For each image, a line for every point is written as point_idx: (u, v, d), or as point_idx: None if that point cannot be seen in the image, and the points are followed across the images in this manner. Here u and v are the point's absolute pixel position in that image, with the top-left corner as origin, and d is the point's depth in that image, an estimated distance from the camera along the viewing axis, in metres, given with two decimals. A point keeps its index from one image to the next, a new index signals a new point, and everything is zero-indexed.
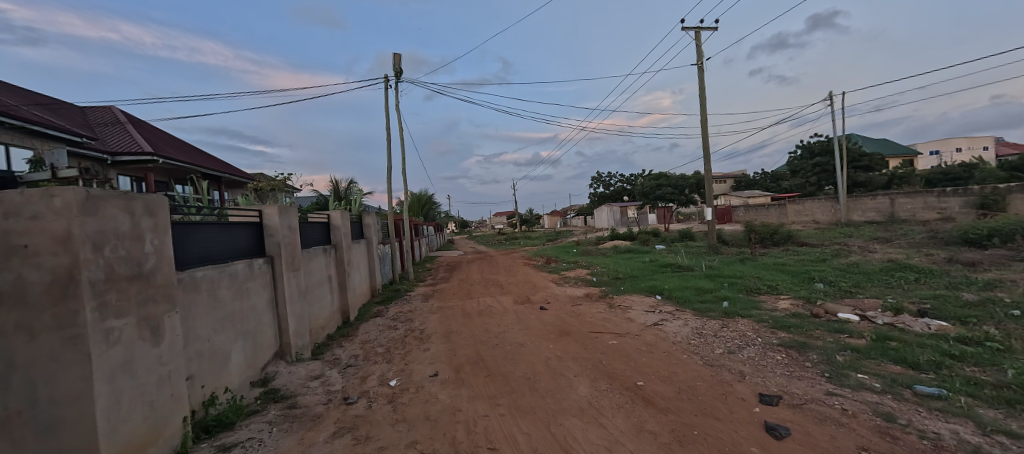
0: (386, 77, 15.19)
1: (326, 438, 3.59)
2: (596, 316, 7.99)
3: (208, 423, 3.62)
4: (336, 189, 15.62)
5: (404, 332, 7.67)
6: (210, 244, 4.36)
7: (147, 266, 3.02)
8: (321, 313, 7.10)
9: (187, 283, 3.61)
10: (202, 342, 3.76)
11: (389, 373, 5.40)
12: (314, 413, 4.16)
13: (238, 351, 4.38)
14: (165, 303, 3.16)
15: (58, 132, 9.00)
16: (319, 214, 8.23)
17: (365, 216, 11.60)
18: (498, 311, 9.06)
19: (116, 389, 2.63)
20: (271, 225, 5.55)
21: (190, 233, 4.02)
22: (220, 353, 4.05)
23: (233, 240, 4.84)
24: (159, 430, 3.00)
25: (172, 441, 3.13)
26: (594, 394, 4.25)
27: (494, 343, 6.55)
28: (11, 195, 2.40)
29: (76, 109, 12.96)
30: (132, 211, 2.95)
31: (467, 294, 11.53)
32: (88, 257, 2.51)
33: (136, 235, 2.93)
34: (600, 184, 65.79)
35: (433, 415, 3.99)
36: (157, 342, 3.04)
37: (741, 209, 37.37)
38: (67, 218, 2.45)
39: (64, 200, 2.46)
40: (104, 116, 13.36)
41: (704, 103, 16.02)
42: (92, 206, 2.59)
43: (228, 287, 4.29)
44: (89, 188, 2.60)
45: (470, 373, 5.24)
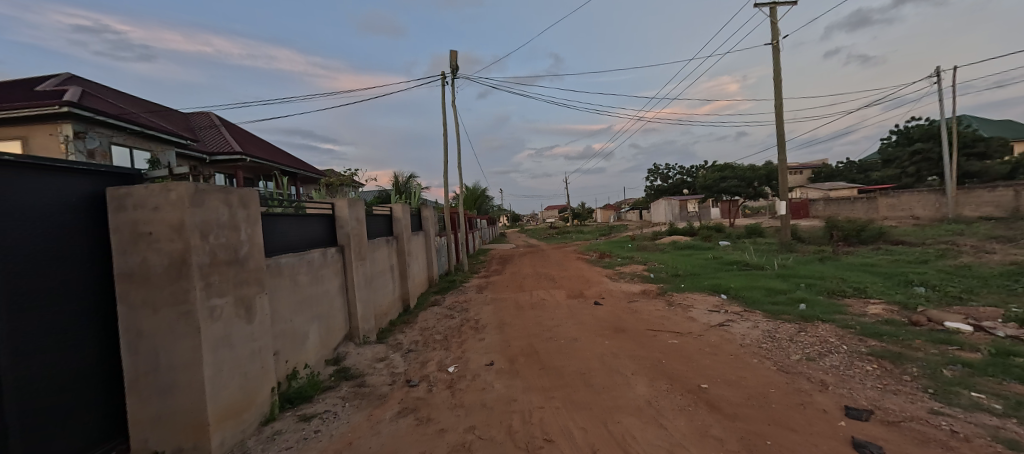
0: (443, 75, 15.64)
1: (392, 416, 3.83)
2: (653, 314, 7.68)
3: (290, 394, 4.02)
4: (397, 183, 16.42)
5: (460, 322, 7.92)
6: (290, 235, 4.77)
7: (242, 252, 3.38)
8: (384, 300, 7.53)
9: (273, 268, 4.02)
10: (285, 322, 4.17)
11: (447, 360, 5.62)
12: (380, 393, 4.45)
13: (314, 332, 4.79)
14: (256, 285, 3.54)
15: (168, 136, 10.46)
16: (383, 207, 8.71)
17: (424, 209, 12.06)
18: (551, 305, 9.05)
19: (218, 359, 3.00)
20: (342, 216, 5.97)
21: (274, 224, 4.46)
22: (300, 333, 4.47)
23: (310, 231, 5.28)
24: (252, 397, 3.38)
25: (263, 408, 3.51)
26: (654, 394, 4.10)
27: (548, 337, 6.55)
28: (140, 190, 2.84)
29: (182, 115, 14.91)
30: (230, 204, 3.31)
31: (519, 287, 11.63)
32: (196, 244, 2.87)
33: (233, 225, 3.30)
34: (658, 176, 62.86)
35: (489, 403, 4.09)
36: (250, 320, 3.42)
37: (821, 203, 33.79)
38: (180, 209, 2.82)
39: (177, 194, 2.83)
40: (204, 120, 15.23)
41: (779, 86, 14.67)
42: (199, 198, 2.95)
43: (305, 273, 4.70)
44: (197, 182, 2.97)
45: (525, 364, 5.30)
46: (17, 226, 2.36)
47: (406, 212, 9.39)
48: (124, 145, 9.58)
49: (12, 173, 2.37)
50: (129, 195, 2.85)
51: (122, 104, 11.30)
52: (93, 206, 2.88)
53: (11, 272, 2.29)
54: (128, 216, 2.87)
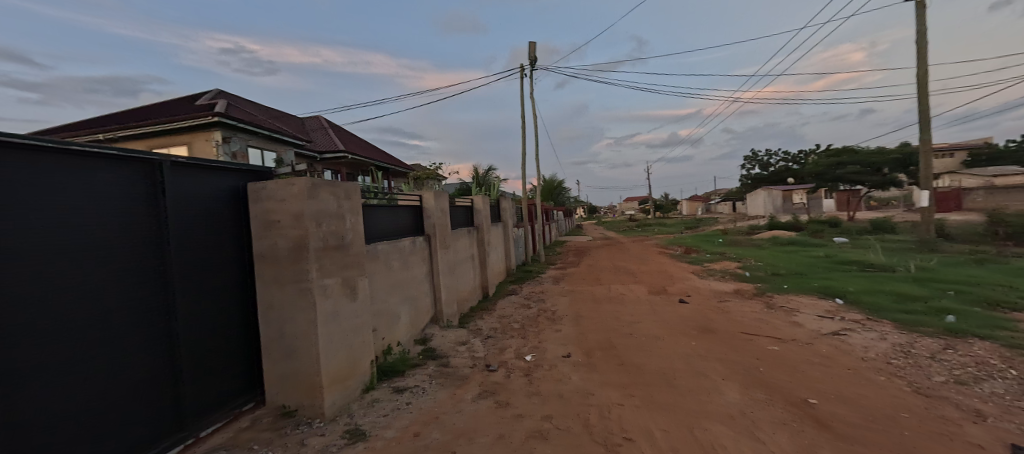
0: (522, 67, 15.74)
1: (473, 397, 4.04)
2: (748, 316, 6.97)
3: (386, 367, 4.46)
4: (477, 176, 17.05)
5: (537, 312, 8.02)
6: (384, 224, 5.24)
7: (346, 238, 3.80)
8: (465, 287, 7.92)
9: (371, 253, 4.46)
10: (381, 302, 4.62)
11: (524, 348, 5.74)
12: (462, 374, 4.72)
13: (405, 313, 5.23)
14: (358, 268, 3.97)
15: (289, 138, 12.21)
16: (464, 199, 9.13)
17: (503, 200, 12.36)
18: (630, 300, 8.71)
19: (329, 332, 3.44)
20: (428, 207, 6.38)
21: (372, 214, 4.93)
22: (394, 313, 4.92)
23: (401, 221, 5.73)
24: (355, 366, 3.83)
25: (364, 377, 3.96)
26: (748, 403, 3.74)
27: (627, 333, 6.32)
28: (270, 184, 3.36)
29: (298, 120, 17.17)
30: (337, 196, 3.73)
31: (596, 280, 11.39)
32: (312, 230, 3.30)
33: (340, 214, 3.73)
34: (756, 163, 56.38)
35: (566, 394, 4.10)
36: (354, 299, 3.85)
37: (980, 192, 27.36)
38: (299, 200, 3.27)
39: (297, 187, 3.28)
40: (315, 123, 17.36)
41: (923, 50, 12.10)
42: (314, 191, 3.38)
43: (397, 259, 5.13)
44: (313, 177, 3.39)
45: (602, 359, 5.20)
46: (185, 214, 2.98)
47: (485, 204, 9.71)
48: (257, 146, 11.47)
49: (182, 172, 2.99)
50: (262, 188, 3.39)
51: (255, 112, 13.37)
52: (239, 199, 3.50)
53: (181, 250, 2.90)
54: (262, 207, 3.41)
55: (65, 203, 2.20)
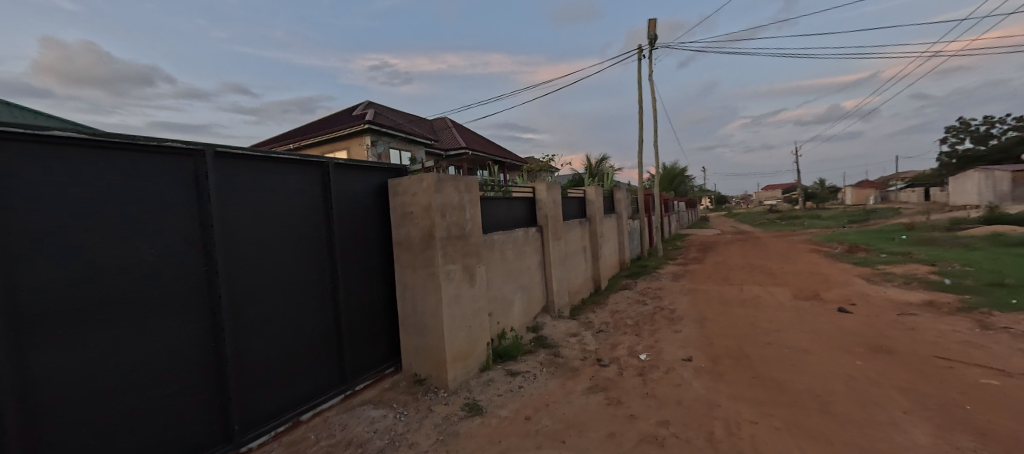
0: (641, 48, 14.73)
1: (583, 390, 4.02)
2: (945, 336, 5.40)
3: (500, 350, 4.72)
4: (590, 166, 16.69)
5: (654, 310, 7.54)
6: (500, 215, 5.51)
7: (467, 228, 4.10)
8: (576, 279, 7.88)
9: (488, 243, 4.75)
10: (497, 289, 4.89)
11: (639, 347, 5.46)
12: (573, 365, 4.73)
13: (518, 300, 5.45)
14: (477, 256, 4.26)
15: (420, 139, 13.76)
16: (577, 190, 9.03)
17: (617, 191, 11.86)
18: (769, 304, 7.55)
19: (453, 313, 3.80)
20: (541, 199, 6.47)
21: (489, 206, 5.24)
22: (508, 300, 5.17)
23: (515, 212, 5.96)
24: (475, 347, 4.15)
25: (482, 358, 4.26)
26: (941, 448, 2.91)
27: (764, 342, 5.50)
28: (406, 180, 3.83)
29: (428, 122, 19.17)
30: (459, 189, 4.05)
31: (725, 279, 10.16)
32: (438, 221, 3.66)
33: (462, 206, 4.04)
34: (963, 137, 42.90)
35: (686, 402, 3.77)
36: (473, 285, 4.16)
37: None
38: (428, 194, 3.66)
39: (427, 182, 3.66)
40: (441, 124, 19.17)
41: None
42: (440, 186, 3.73)
43: (512, 248, 5.35)
44: (438, 172, 3.75)
45: (731, 368, 4.63)
46: (344, 208, 3.65)
47: (599, 195, 9.45)
48: (397, 147, 13.52)
49: (342, 173, 3.66)
50: (399, 184, 3.89)
51: (394, 118, 15.40)
52: (383, 193, 4.08)
53: (341, 237, 3.60)
54: (399, 200, 3.90)
55: (262, 203, 3.02)
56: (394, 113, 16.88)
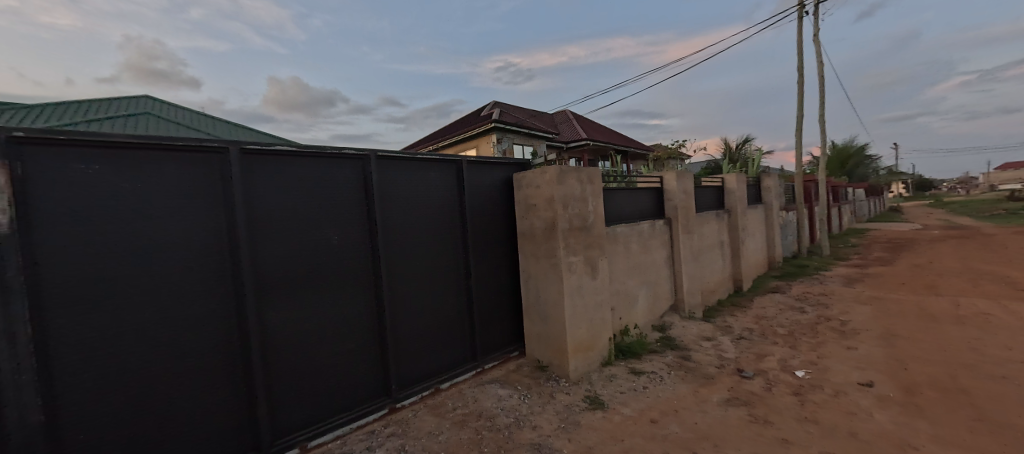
0: (800, 6, 12.30)
1: (720, 401, 3.62)
2: None
3: (623, 347, 4.56)
4: (729, 151, 14.74)
5: (814, 319, 6.32)
6: (624, 207, 5.28)
7: (589, 220, 4.05)
8: (711, 277, 7.09)
9: (611, 236, 4.61)
10: (620, 283, 4.73)
11: (794, 361, 4.65)
12: (707, 372, 4.29)
13: (643, 297, 5.17)
14: (600, 249, 4.17)
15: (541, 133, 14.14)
16: (713, 178, 8.08)
17: (765, 178, 10.23)
18: (1002, 325, 5.60)
19: (574, 304, 3.82)
20: (670, 189, 5.97)
21: (612, 197, 5.08)
22: (632, 295, 4.95)
23: (641, 204, 5.63)
24: (596, 340, 4.10)
25: (603, 352, 4.19)
26: None
27: (991, 375, 4.12)
28: (529, 173, 3.97)
29: (548, 116, 19.49)
30: (581, 181, 4.00)
31: (925, 288, 7.90)
32: (560, 213, 3.71)
33: (584, 198, 4.00)
34: None
35: (862, 435, 3.09)
36: (595, 277, 4.10)
37: None
38: (551, 186, 3.73)
39: (550, 175, 3.73)
40: (561, 117, 19.29)
41: None
42: (562, 178, 3.77)
43: (636, 242, 5.09)
44: (561, 164, 3.78)
45: (934, 403, 3.60)
46: (475, 201, 3.98)
47: (741, 183, 8.29)
48: (520, 143, 14.12)
49: (473, 169, 4.00)
50: (523, 177, 4.05)
51: (517, 115, 16.11)
52: (508, 186, 4.30)
53: (473, 228, 3.94)
54: (523, 192, 4.07)
55: (411, 197, 3.52)
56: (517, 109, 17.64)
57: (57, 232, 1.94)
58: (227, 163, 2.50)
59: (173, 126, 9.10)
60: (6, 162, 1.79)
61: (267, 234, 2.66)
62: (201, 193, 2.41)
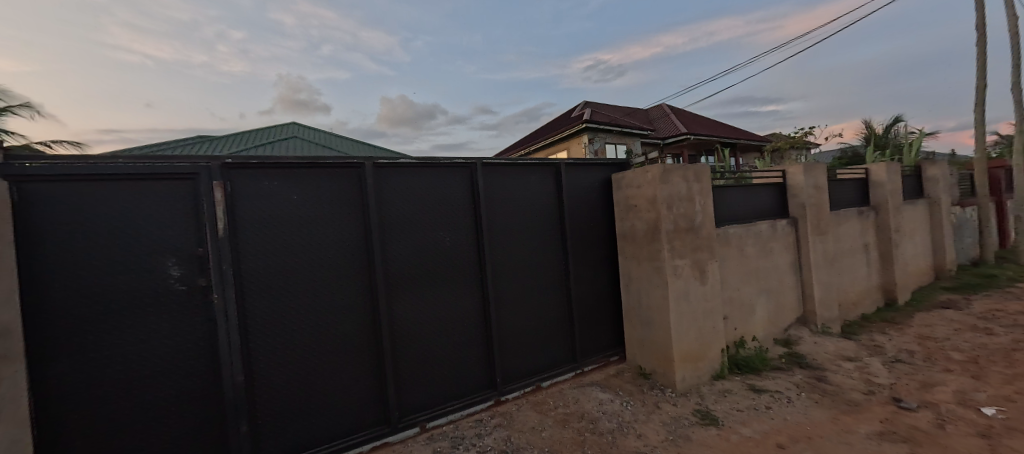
0: None
1: (869, 434, 3.05)
2: None
3: (739, 360, 4.11)
4: (874, 136, 12.31)
5: (1011, 345, 4.92)
6: (738, 206, 4.78)
7: (697, 220, 3.77)
8: (852, 287, 6.00)
9: (722, 238, 4.22)
10: (733, 290, 4.30)
11: (979, 396, 3.69)
12: (850, 398, 3.65)
13: (763, 306, 4.60)
14: (710, 252, 3.84)
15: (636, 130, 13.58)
16: (853, 170, 6.84)
17: (928, 167, 8.32)
18: None
19: (681, 311, 3.59)
20: (796, 184, 5.21)
21: (722, 196, 4.64)
22: (749, 304, 4.45)
23: (758, 202, 5.03)
24: (706, 351, 3.79)
25: (715, 364, 3.84)
26: None
27: None
28: (630, 173, 3.85)
29: (644, 112, 18.57)
30: (688, 178, 3.74)
31: None
32: (664, 213, 3.54)
33: (691, 197, 3.73)
34: None
35: None
36: (704, 282, 3.79)
37: None
38: (654, 185, 3.57)
39: (653, 174, 3.58)
40: (658, 112, 18.24)
41: None
42: (666, 176, 3.58)
43: (754, 244, 4.55)
44: (665, 162, 3.59)
45: None
46: (573, 202, 4.00)
47: (893, 173, 6.87)
48: (614, 142, 13.69)
49: (571, 171, 4.03)
50: (623, 178, 3.95)
51: (609, 113, 15.71)
52: (607, 187, 4.23)
53: (572, 229, 3.96)
54: (622, 192, 3.96)
55: (513, 200, 3.68)
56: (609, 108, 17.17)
57: (254, 236, 2.59)
58: (363, 176, 2.95)
59: (313, 146, 10.87)
60: (222, 183, 2.48)
61: (392, 236, 3.07)
62: (346, 201, 2.91)
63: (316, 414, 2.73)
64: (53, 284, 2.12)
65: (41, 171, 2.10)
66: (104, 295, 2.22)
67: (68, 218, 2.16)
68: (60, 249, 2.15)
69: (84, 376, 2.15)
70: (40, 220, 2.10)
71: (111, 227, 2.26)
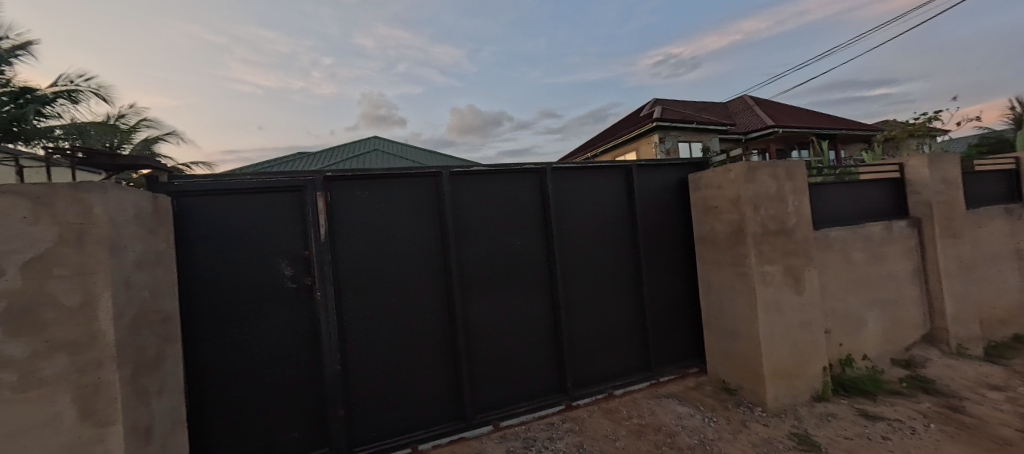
0: None
1: None
2: None
3: (845, 381, 3.62)
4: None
5: None
6: (840, 205, 4.22)
7: (790, 222, 3.41)
8: (999, 300, 4.96)
9: (820, 242, 3.76)
10: (836, 300, 3.81)
11: None
12: (1001, 435, 3.00)
13: (875, 320, 4.00)
14: (806, 257, 3.44)
15: (713, 126, 12.75)
16: (998, 159, 5.67)
17: None
18: None
19: (771, 322, 3.27)
20: (917, 179, 4.47)
21: (821, 194, 4.13)
22: (856, 317, 3.90)
23: (867, 201, 4.39)
24: (804, 368, 3.39)
25: (815, 384, 3.42)
26: None
27: None
28: (708, 173, 3.62)
29: (722, 105, 17.27)
30: (778, 176, 3.41)
31: None
32: (750, 215, 3.26)
33: (781, 197, 3.39)
34: None
35: None
36: (800, 291, 3.41)
37: None
38: (738, 185, 3.31)
39: (735, 173, 3.32)
40: (738, 104, 16.85)
41: None
42: (751, 175, 3.29)
43: (862, 249, 3.98)
44: (749, 160, 3.31)
45: None
46: (646, 204, 3.85)
47: None
48: (688, 140, 12.91)
49: (643, 172, 3.89)
50: (700, 178, 3.71)
51: (682, 110, 14.92)
52: (683, 188, 4.00)
53: (644, 232, 3.81)
54: (701, 193, 3.73)
55: (583, 204, 3.65)
56: (682, 104, 16.27)
57: (349, 240, 2.89)
58: (440, 184, 3.14)
59: (391, 158, 11.75)
60: (323, 193, 2.81)
61: (467, 240, 3.22)
62: (425, 207, 3.11)
63: (400, 405, 2.95)
64: (203, 279, 2.59)
65: (191, 187, 2.58)
66: (234, 290, 2.65)
67: (210, 225, 2.62)
68: (204, 251, 2.60)
69: (220, 357, 2.59)
70: (190, 227, 2.58)
71: (240, 233, 2.68)
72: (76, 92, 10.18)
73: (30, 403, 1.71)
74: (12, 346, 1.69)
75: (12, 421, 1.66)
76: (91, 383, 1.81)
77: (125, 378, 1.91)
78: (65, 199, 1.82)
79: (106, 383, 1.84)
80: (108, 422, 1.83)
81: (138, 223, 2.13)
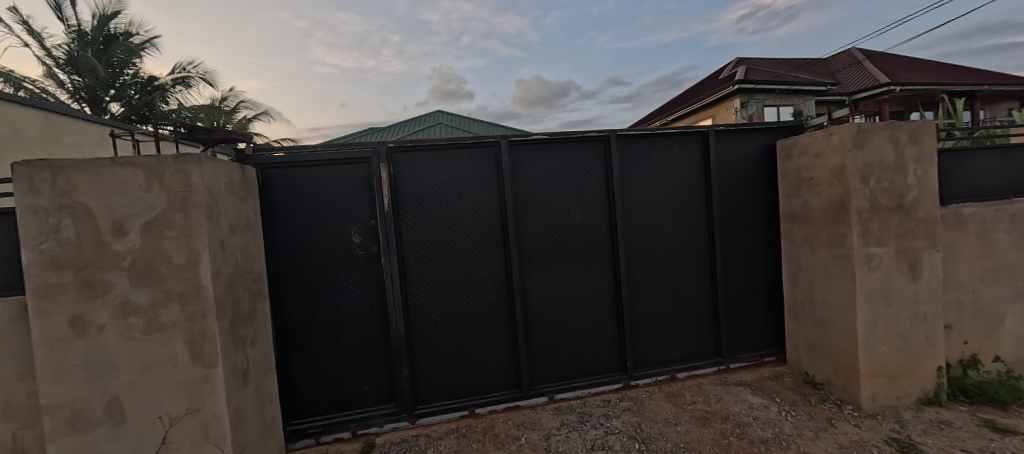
0: None
1: None
2: None
3: (968, 387, 3.06)
4: None
5: None
6: (978, 176, 3.45)
7: (909, 197, 2.86)
8: None
9: (949, 220, 3.13)
10: (963, 290, 3.18)
11: None
12: None
13: (1018, 316, 3.28)
14: (927, 239, 2.88)
15: (811, 86, 11.16)
16: None
17: None
18: None
19: (874, 311, 2.83)
20: None
21: (953, 164, 3.39)
22: (990, 311, 3.24)
23: (1020, 170, 3.54)
24: (913, 367, 2.91)
25: (926, 386, 2.94)
26: None
27: None
28: (804, 138, 3.14)
29: (823, 62, 14.99)
30: (897, 141, 2.84)
31: None
32: (857, 188, 2.78)
33: (899, 166, 2.84)
34: None
35: None
36: (915, 278, 2.88)
37: None
38: (842, 152, 2.83)
39: (840, 137, 2.82)
40: (845, 59, 14.49)
41: None
42: (862, 139, 2.78)
43: (1009, 231, 3.24)
44: (860, 122, 2.79)
45: None
46: (723, 175, 3.48)
47: None
48: (778, 103, 11.45)
49: (722, 140, 3.49)
50: (795, 145, 3.23)
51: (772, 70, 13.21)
52: (771, 157, 3.53)
53: (719, 207, 3.47)
54: (793, 163, 3.26)
55: (651, 175, 3.38)
56: (773, 63, 14.38)
57: (411, 210, 2.97)
58: (499, 154, 3.07)
59: (455, 131, 11.96)
60: (387, 165, 2.89)
61: (526, 212, 3.15)
62: (484, 178, 3.08)
63: (459, 371, 3.05)
64: (285, 244, 2.84)
65: (272, 160, 2.79)
66: (311, 255, 2.87)
67: (289, 195, 2.84)
68: (286, 219, 2.84)
69: (302, 315, 2.86)
70: (275, 197, 2.82)
71: (315, 203, 2.87)
72: (188, 78, 11.62)
73: (155, 343, 2.02)
74: (139, 294, 2.00)
75: (142, 357, 2.01)
76: (198, 331, 2.06)
77: (224, 329, 2.14)
78: (171, 169, 2.02)
79: (209, 332, 2.07)
80: (212, 364, 2.07)
81: (230, 192, 2.34)
